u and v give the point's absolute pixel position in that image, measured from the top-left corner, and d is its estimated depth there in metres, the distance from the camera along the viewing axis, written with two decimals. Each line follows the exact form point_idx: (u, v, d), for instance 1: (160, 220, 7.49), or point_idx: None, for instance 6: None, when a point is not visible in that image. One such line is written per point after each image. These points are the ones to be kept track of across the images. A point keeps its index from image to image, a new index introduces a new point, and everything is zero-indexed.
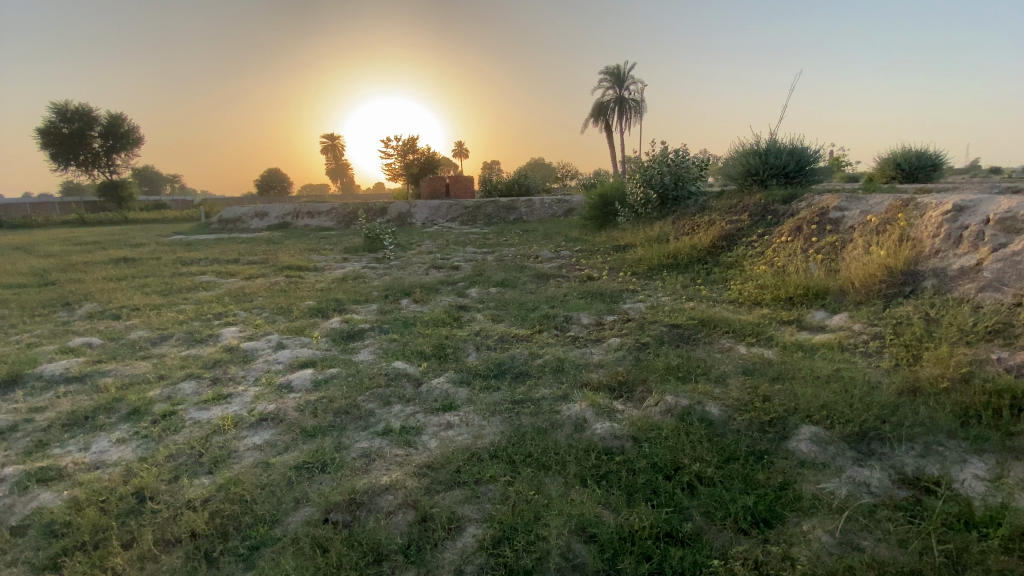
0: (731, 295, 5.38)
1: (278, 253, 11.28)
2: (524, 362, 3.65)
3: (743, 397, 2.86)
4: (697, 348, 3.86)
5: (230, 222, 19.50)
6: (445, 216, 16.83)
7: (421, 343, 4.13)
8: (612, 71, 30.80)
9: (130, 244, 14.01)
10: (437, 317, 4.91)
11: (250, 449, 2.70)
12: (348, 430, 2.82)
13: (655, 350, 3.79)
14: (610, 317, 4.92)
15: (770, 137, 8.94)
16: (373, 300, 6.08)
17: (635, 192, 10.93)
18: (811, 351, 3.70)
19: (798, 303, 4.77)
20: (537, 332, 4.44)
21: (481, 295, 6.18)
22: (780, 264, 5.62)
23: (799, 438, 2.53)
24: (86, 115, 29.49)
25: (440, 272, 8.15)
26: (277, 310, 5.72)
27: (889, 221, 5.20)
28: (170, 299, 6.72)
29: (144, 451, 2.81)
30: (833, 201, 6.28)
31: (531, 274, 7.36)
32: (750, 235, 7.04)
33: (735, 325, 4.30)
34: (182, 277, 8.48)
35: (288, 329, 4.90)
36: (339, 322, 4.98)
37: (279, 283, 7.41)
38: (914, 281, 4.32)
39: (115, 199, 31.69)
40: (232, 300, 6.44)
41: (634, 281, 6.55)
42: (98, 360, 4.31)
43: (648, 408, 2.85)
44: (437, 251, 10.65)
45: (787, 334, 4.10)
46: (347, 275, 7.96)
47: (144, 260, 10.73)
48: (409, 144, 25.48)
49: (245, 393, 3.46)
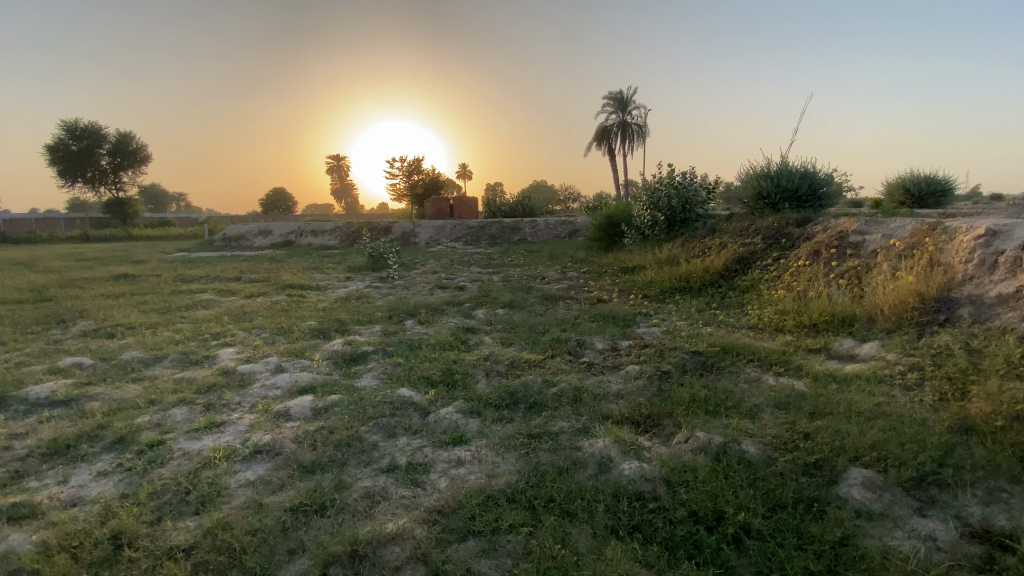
0: (750, 321, 5.17)
1: (281, 271, 11.11)
2: (539, 391, 3.40)
3: (781, 434, 2.63)
4: (722, 377, 3.62)
5: (233, 239, 19.42)
6: (448, 236, 16.73)
7: (428, 368, 3.91)
8: (615, 97, 31.33)
9: (130, 261, 13.91)
10: (444, 340, 4.69)
11: (242, 486, 2.46)
12: (349, 465, 2.57)
13: (678, 379, 3.55)
14: (625, 342, 4.70)
15: (782, 160, 8.84)
16: (376, 321, 5.87)
17: (643, 214, 10.82)
18: (845, 382, 3.47)
19: (824, 330, 4.54)
20: (550, 357, 4.21)
21: (488, 317, 5.97)
22: (800, 289, 5.42)
23: (850, 483, 2.29)
24: (94, 133, 29.79)
25: (445, 292, 7.96)
26: (276, 330, 5.51)
27: (916, 246, 5.01)
28: (168, 318, 6.53)
29: (126, 487, 2.56)
30: (852, 224, 6.09)
31: (539, 295, 7.17)
32: (764, 258, 6.85)
33: (759, 353, 4.07)
34: (182, 295, 8.30)
35: (287, 351, 4.67)
36: (341, 343, 4.76)
37: (280, 302, 7.21)
38: (949, 309, 4.10)
39: (120, 217, 31.85)
40: (231, 319, 6.23)
41: (646, 304, 6.35)
42: (86, 382, 4.09)
43: (679, 446, 2.61)
44: (440, 271, 10.49)
45: (816, 364, 3.87)
46: (350, 294, 7.77)
47: (144, 277, 10.57)
48: (414, 164, 25.65)
49: (239, 420, 3.22)
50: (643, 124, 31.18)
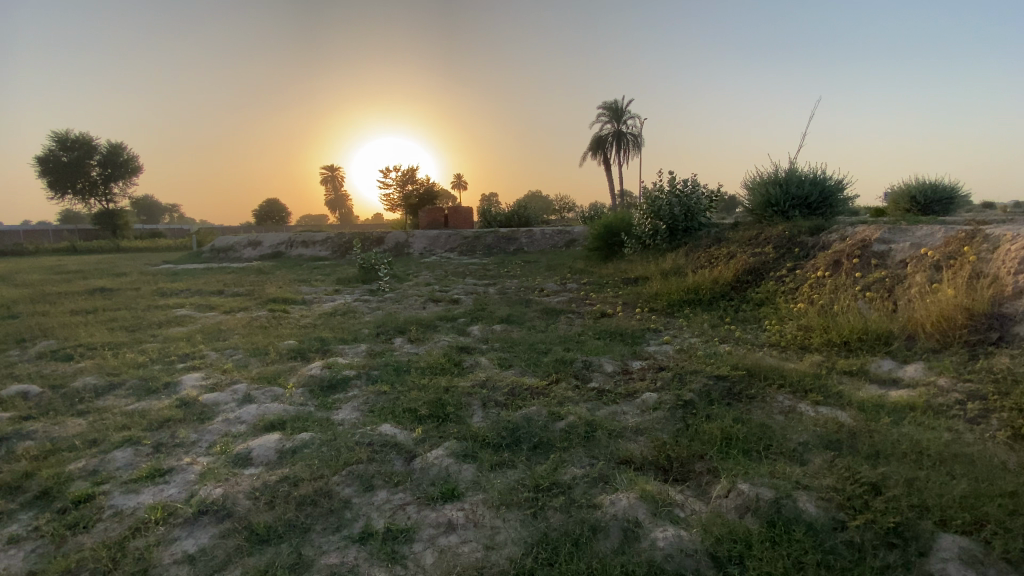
0: (771, 338, 4.74)
1: (266, 284, 10.58)
2: (543, 427, 2.92)
3: (843, 488, 2.18)
4: (753, 408, 3.16)
5: (222, 250, 18.93)
6: (443, 247, 16.26)
7: (415, 397, 3.42)
8: (611, 106, 31.16)
9: (112, 274, 13.40)
10: (434, 362, 4.20)
11: (176, 563, 1.96)
12: (313, 533, 2.07)
13: (704, 411, 3.08)
14: (636, 362, 4.23)
15: (791, 165, 8.44)
16: (362, 339, 5.37)
17: (644, 223, 10.39)
18: (896, 413, 3.01)
19: (857, 349, 4.09)
20: (554, 382, 3.73)
21: (484, 334, 5.50)
22: (823, 303, 5.00)
23: (942, 556, 1.83)
24: (84, 144, 29.41)
25: (438, 306, 7.50)
26: (250, 351, 5.00)
27: (953, 256, 4.59)
28: (137, 336, 6.01)
29: (35, 564, 2.07)
30: (874, 232, 5.68)
31: (538, 309, 6.70)
32: (778, 269, 6.41)
33: (790, 378, 3.62)
34: (157, 310, 7.81)
35: (259, 376, 4.17)
36: (320, 367, 4.25)
37: (260, 318, 6.72)
38: (1001, 326, 3.66)
39: (110, 229, 31.25)
40: (204, 338, 5.72)
41: (654, 318, 5.91)
42: (25, 417, 3.60)
43: (720, 505, 2.14)
44: (434, 283, 10.02)
45: (857, 391, 3.42)
46: (336, 309, 7.30)
47: (122, 291, 10.06)
48: (409, 174, 25.30)
49: (190, 467, 2.73)
50: (640, 133, 31.02)
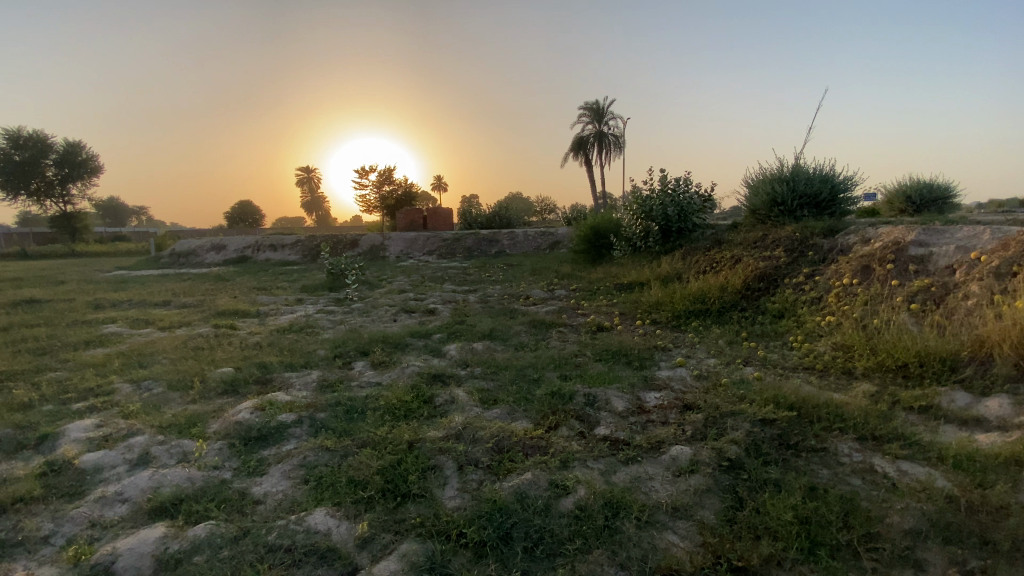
0: (803, 359, 3.99)
1: (221, 293, 9.46)
2: (542, 507, 2.08)
3: None
4: (821, 469, 2.37)
5: (182, 255, 17.55)
6: (420, 250, 15.26)
7: (367, 456, 2.52)
8: (593, 107, 30.63)
9: (52, 282, 12.06)
10: (399, 400, 3.32)
11: None
12: None
13: (758, 475, 2.28)
14: (649, 395, 3.43)
15: (796, 161, 7.78)
16: (314, 366, 4.42)
17: (633, 224, 9.63)
18: (1011, 473, 2.26)
19: (918, 376, 3.37)
20: (551, 428, 2.89)
21: (463, 354, 4.64)
22: (860, 316, 4.28)
23: None
24: (40, 142, 27.49)
25: (411, 318, 6.59)
26: (172, 384, 4.01)
27: (1016, 262, 3.94)
28: (42, 363, 4.93)
29: None
30: (906, 233, 5.02)
31: (525, 321, 5.86)
32: (795, 275, 5.69)
33: (852, 418, 2.84)
34: (81, 327, 6.68)
35: (168, 423, 3.21)
36: (250, 408, 3.30)
37: (200, 337, 5.71)
38: None
39: (68, 232, 29.13)
40: (123, 365, 4.69)
41: (659, 333, 5.13)
42: None
43: None
44: (409, 290, 9.05)
45: (940, 436, 2.68)
46: (293, 323, 6.33)
47: (52, 303, 8.82)
48: (385, 173, 24.22)
49: None
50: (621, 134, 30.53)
